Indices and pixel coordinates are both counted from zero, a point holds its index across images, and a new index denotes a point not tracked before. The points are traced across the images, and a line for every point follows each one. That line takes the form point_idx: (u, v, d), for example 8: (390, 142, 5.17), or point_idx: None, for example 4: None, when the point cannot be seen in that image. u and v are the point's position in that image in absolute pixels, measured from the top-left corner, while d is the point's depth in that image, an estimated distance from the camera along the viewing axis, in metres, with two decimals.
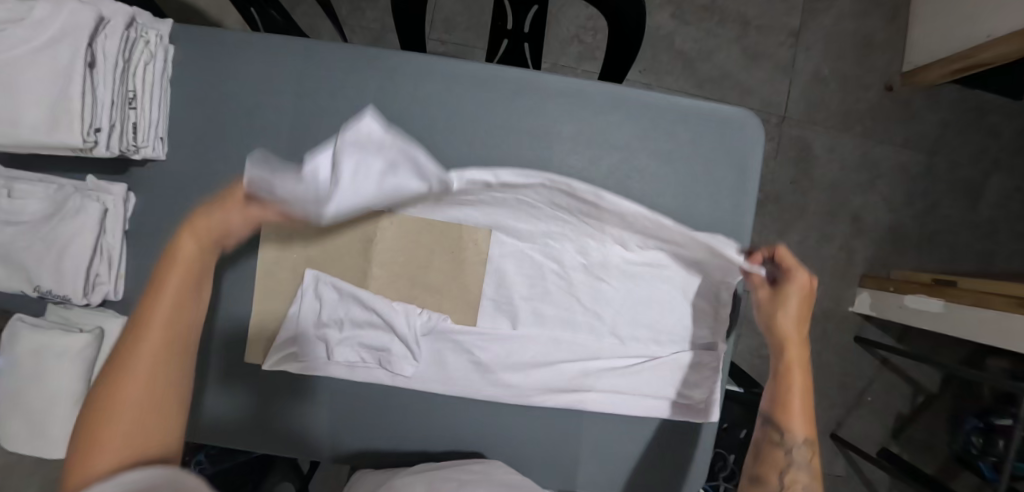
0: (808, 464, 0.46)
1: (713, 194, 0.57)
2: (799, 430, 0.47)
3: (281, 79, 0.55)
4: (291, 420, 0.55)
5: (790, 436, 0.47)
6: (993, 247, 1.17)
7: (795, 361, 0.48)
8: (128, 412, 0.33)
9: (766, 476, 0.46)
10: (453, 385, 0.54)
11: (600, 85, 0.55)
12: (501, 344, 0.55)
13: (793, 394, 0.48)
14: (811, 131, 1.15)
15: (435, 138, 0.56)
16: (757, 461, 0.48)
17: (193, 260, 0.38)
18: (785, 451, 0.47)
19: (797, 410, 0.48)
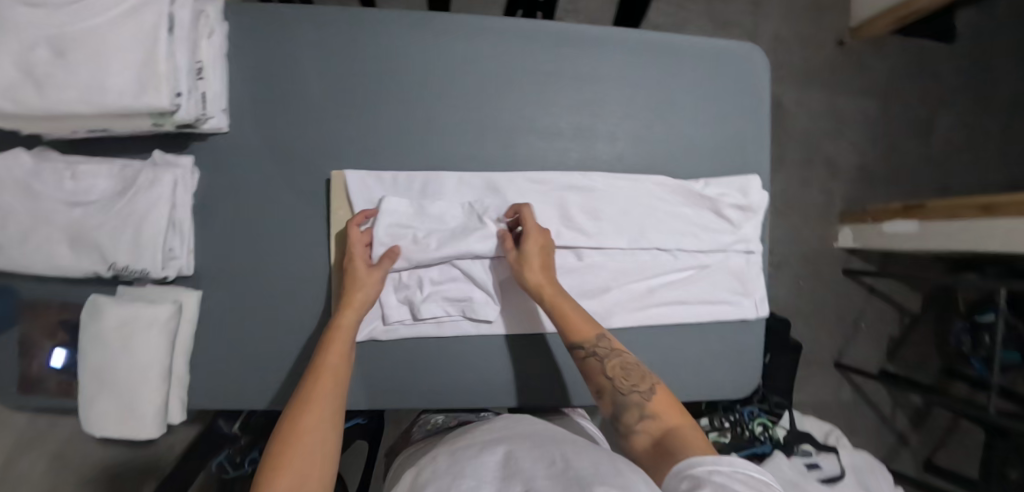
0: (616, 351, 0.51)
1: (736, 120, 0.64)
2: (588, 332, 0.51)
3: (332, 47, 0.57)
4: (384, 379, 0.57)
5: (587, 342, 0.51)
6: (947, 175, 1.32)
7: (547, 285, 0.53)
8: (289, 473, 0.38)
9: (601, 385, 0.50)
10: (534, 323, 0.58)
11: (629, 31, 0.61)
12: (573, 277, 0.59)
13: (566, 306, 0.52)
14: (780, 87, 1.27)
15: (485, 91, 0.59)
16: (591, 380, 0.51)
17: (338, 365, 0.48)
18: (597, 356, 0.50)
19: (581, 321, 0.52)
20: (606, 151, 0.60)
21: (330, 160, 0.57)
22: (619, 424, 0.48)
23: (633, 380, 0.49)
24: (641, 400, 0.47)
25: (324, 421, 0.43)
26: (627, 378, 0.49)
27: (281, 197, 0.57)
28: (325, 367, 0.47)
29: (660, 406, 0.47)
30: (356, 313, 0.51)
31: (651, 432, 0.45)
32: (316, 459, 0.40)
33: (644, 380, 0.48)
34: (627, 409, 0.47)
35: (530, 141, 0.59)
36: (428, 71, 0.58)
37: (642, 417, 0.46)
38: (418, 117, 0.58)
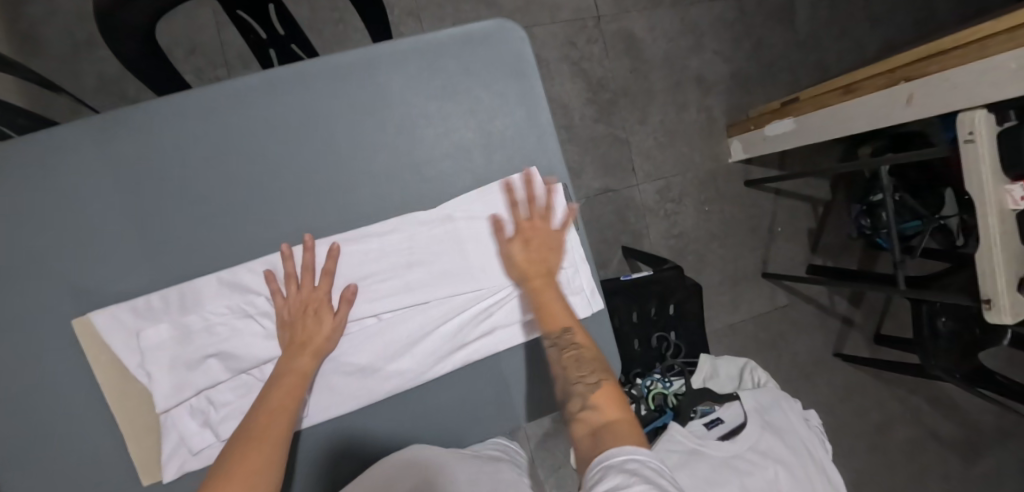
0: (575, 344, 0.53)
1: (506, 112, 0.58)
2: (558, 322, 0.54)
3: (26, 185, 0.50)
4: None
5: (552, 332, 0.54)
6: (821, 55, 1.28)
7: (537, 281, 0.57)
8: None
9: (557, 373, 0.54)
10: (351, 400, 0.54)
11: (351, 53, 0.54)
12: (377, 340, 0.55)
13: (544, 299, 0.56)
14: (628, 19, 1.19)
15: (215, 174, 0.53)
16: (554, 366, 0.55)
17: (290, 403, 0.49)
18: (557, 345, 0.54)
19: (556, 313, 0.55)
20: (372, 195, 0.55)
21: (75, 305, 0.52)
22: (569, 412, 0.52)
23: (584, 371, 0.52)
24: (586, 391, 0.50)
25: (262, 464, 0.44)
26: (579, 370, 0.52)
27: (37, 364, 0.51)
28: (274, 409, 0.48)
29: (601, 397, 0.49)
30: (314, 356, 0.51)
31: (586, 422, 0.48)
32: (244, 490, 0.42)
33: (592, 373, 0.51)
34: (574, 399, 0.51)
35: (286, 213, 0.54)
36: (144, 175, 0.52)
37: (583, 407, 0.50)
38: (153, 229, 0.52)
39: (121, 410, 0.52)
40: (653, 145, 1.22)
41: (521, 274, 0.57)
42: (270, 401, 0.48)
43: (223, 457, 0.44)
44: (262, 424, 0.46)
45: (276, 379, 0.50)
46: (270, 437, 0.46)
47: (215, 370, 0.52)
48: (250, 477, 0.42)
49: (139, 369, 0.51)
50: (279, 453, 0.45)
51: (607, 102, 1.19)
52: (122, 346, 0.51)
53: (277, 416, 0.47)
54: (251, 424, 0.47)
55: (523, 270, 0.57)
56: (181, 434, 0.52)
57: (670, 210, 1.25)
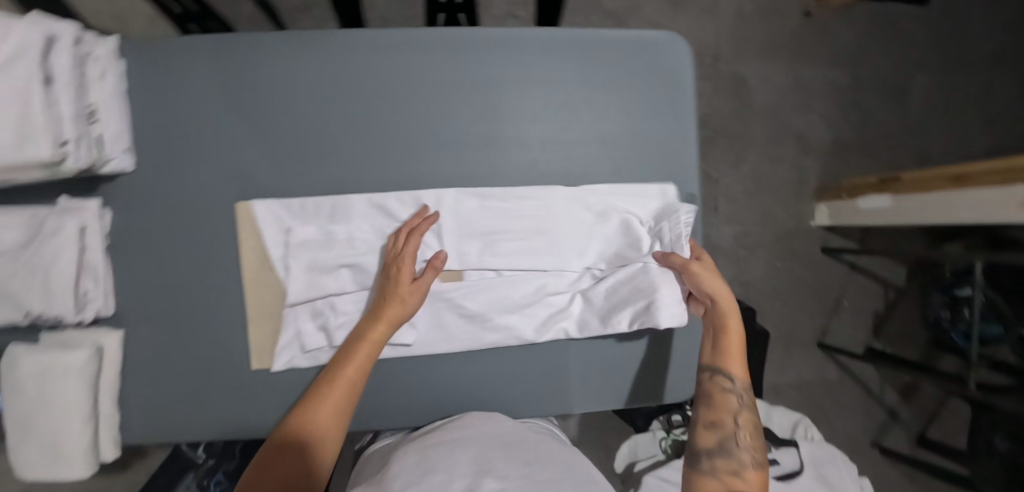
0: (751, 407, 0.51)
1: (656, 115, 0.61)
2: (746, 371, 0.52)
3: (227, 77, 0.57)
4: None
5: (735, 377, 0.52)
6: (927, 142, 1.27)
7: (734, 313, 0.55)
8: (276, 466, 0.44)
9: (719, 420, 0.50)
10: (454, 342, 0.58)
11: (535, 32, 0.59)
12: (488, 293, 0.59)
13: (734, 330, 0.54)
14: (744, 65, 1.22)
15: (386, 107, 0.57)
16: (710, 411, 0.51)
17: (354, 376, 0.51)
18: (736, 395, 0.51)
19: (737, 356, 0.53)
20: (520, 160, 0.59)
21: (239, 192, 0.58)
22: (708, 464, 0.47)
23: (742, 436, 0.49)
24: (749, 460, 0.47)
25: (323, 432, 0.47)
26: (749, 436, 0.49)
27: (195, 234, 0.58)
28: (337, 378, 0.50)
29: (758, 474, 0.46)
30: (389, 326, 0.53)
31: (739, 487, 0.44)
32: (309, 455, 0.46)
33: (759, 451, 0.48)
34: (728, 458, 0.47)
35: (439, 157, 0.58)
36: (327, 93, 0.57)
37: (736, 471, 0.46)
38: (322, 142, 0.57)
39: (252, 294, 0.57)
40: (739, 189, 1.23)
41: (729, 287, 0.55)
42: (339, 372, 0.51)
43: (291, 414, 0.48)
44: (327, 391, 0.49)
45: (348, 349, 0.52)
46: (328, 407, 0.48)
47: (343, 282, 0.58)
48: (310, 442, 0.46)
49: (281, 261, 0.57)
50: (338, 425, 0.49)
51: (705, 137, 1.21)
52: (273, 237, 0.56)
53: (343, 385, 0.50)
54: (318, 388, 0.50)
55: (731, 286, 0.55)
56: (298, 330, 0.57)
57: (741, 256, 1.25)
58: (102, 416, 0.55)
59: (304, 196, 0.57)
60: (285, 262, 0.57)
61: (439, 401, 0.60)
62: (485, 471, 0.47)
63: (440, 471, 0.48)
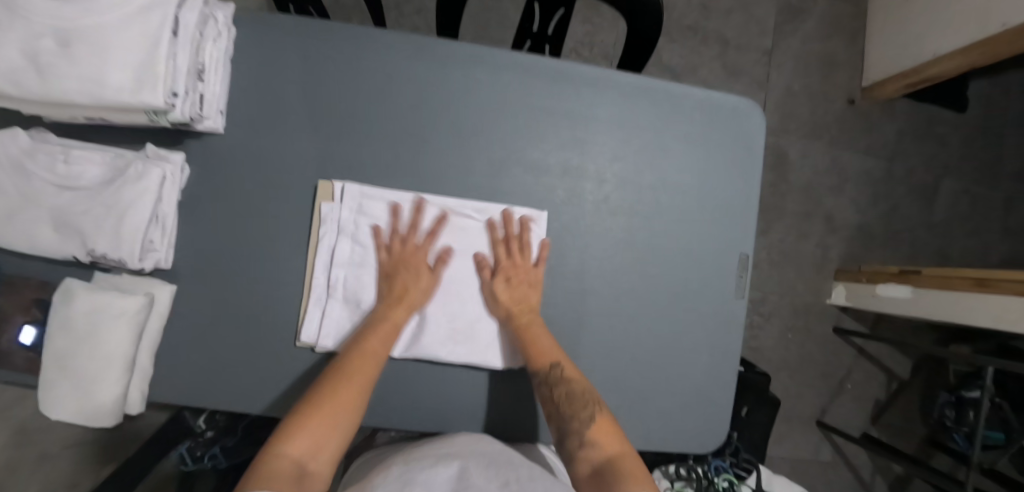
0: (568, 379, 0.54)
1: (725, 174, 0.64)
2: (546, 359, 0.55)
3: (330, 62, 0.58)
4: None
5: (542, 368, 0.55)
6: (948, 244, 1.31)
7: (525, 318, 0.58)
8: (305, 439, 0.45)
9: (550, 412, 0.54)
10: (481, 352, 0.59)
11: (628, 77, 0.61)
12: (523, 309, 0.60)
13: (532, 333, 0.57)
14: (786, 139, 1.27)
15: (476, 121, 0.59)
16: (543, 403, 0.55)
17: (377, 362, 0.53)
18: (547, 382, 0.54)
19: (544, 346, 0.56)
20: (592, 193, 0.61)
21: (319, 174, 0.58)
22: (565, 450, 0.52)
23: (577, 407, 0.53)
24: (583, 429, 0.51)
25: (347, 409, 0.49)
26: (573, 407, 0.53)
27: (264, 207, 0.58)
28: (360, 365, 0.52)
29: (598, 430, 0.51)
30: (405, 313, 0.56)
31: (589, 461, 0.50)
32: (335, 431, 0.47)
33: (587, 407, 0.53)
34: (572, 438, 0.52)
35: (517, 177, 0.60)
36: (423, 97, 0.59)
37: (582, 445, 0.51)
38: (407, 142, 0.59)
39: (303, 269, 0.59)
40: (764, 257, 1.27)
41: (504, 310, 0.58)
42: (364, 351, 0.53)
43: (315, 390, 0.49)
44: (354, 368, 0.51)
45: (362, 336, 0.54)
46: (353, 388, 0.50)
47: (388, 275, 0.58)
48: (338, 418, 0.48)
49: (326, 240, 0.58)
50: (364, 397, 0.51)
51: None
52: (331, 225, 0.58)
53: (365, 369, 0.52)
54: (343, 367, 0.51)
55: (503, 305, 0.58)
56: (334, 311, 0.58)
57: (755, 321, 1.27)
58: (139, 366, 0.55)
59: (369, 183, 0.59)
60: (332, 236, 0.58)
61: (477, 416, 0.62)
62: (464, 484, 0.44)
63: (419, 484, 0.44)
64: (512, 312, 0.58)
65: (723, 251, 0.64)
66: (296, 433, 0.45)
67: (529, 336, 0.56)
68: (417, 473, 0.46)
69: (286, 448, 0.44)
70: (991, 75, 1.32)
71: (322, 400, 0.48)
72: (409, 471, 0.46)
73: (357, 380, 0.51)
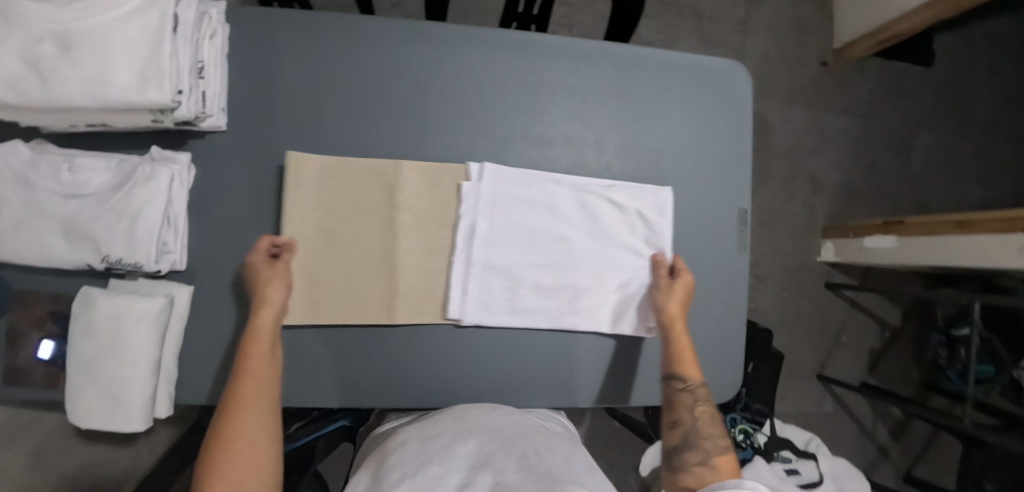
0: (709, 402, 0.57)
1: (718, 134, 0.66)
2: (696, 374, 0.57)
3: (326, 54, 0.58)
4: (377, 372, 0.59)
5: (690, 380, 0.57)
6: (926, 193, 1.37)
7: (683, 332, 0.59)
8: (222, 478, 0.41)
9: (680, 418, 0.55)
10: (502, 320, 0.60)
11: (618, 47, 0.63)
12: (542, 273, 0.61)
13: (683, 343, 0.58)
14: (766, 105, 1.31)
15: (475, 100, 0.60)
16: (672, 409, 0.56)
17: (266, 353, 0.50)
18: (691, 394, 0.56)
19: (689, 362, 0.58)
20: (593, 162, 0.63)
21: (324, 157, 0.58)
22: (676, 459, 0.53)
23: (714, 430, 0.54)
24: (710, 449, 0.52)
25: (258, 423, 0.45)
26: (709, 427, 0.54)
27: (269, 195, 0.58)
28: (245, 384, 0.47)
29: (727, 459, 0.52)
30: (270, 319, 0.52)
31: (703, 478, 0.50)
32: (251, 447, 0.44)
33: (722, 438, 0.54)
34: (692, 450, 0.52)
35: (520, 151, 0.61)
36: (422, 80, 0.60)
37: (704, 461, 0.51)
38: (410, 126, 0.60)
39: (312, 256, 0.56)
40: (755, 221, 1.30)
41: (670, 324, 0.59)
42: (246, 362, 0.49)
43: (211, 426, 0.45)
44: (243, 387, 0.47)
45: (246, 338, 0.51)
46: (250, 401, 0.46)
47: (440, 250, 0.59)
48: (244, 437, 0.44)
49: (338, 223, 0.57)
50: (271, 403, 0.48)
51: None
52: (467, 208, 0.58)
53: (258, 370, 0.49)
54: (236, 379, 0.48)
55: (670, 318, 0.59)
56: (384, 292, 0.57)
57: (751, 284, 1.31)
58: (164, 368, 0.55)
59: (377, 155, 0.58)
60: (473, 216, 0.59)
61: (502, 388, 0.62)
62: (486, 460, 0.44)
63: (438, 462, 0.43)
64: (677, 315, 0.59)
65: (722, 207, 0.66)
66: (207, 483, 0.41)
67: (687, 351, 0.58)
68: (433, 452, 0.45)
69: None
70: (953, 29, 1.37)
71: (224, 430, 0.44)
72: (420, 449, 0.45)
73: (251, 396, 0.47)
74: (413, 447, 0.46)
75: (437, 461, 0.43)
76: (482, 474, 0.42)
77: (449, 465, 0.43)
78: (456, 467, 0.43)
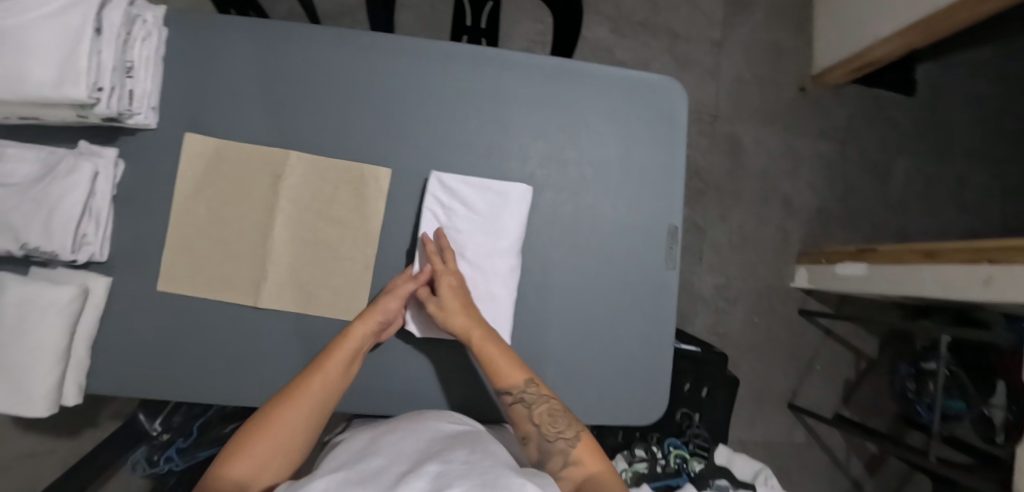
0: (543, 398, 0.55)
1: (648, 150, 0.66)
2: (517, 377, 0.55)
3: (257, 56, 0.60)
4: (286, 373, 0.59)
5: (515, 388, 0.55)
6: (905, 220, 1.34)
7: (481, 337, 0.56)
8: (243, 459, 0.47)
9: (527, 431, 0.55)
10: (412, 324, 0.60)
11: (548, 60, 0.63)
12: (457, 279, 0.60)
13: (489, 353, 0.55)
14: (740, 127, 1.31)
15: (402, 107, 0.61)
16: (519, 424, 0.55)
17: (331, 372, 0.53)
18: (523, 403, 0.55)
19: (506, 368, 0.55)
20: (518, 172, 0.63)
21: (245, 156, 0.58)
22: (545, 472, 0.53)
23: (560, 426, 0.54)
24: (566, 448, 0.52)
25: (303, 415, 0.51)
26: (553, 425, 0.54)
27: (184, 190, 0.58)
28: (320, 376, 0.53)
29: (583, 447, 0.52)
30: (366, 332, 0.55)
31: (569, 479, 0.50)
32: (286, 436, 0.50)
33: (568, 428, 0.54)
34: (552, 456, 0.52)
35: (445, 160, 0.62)
36: (350, 85, 0.61)
37: (565, 464, 0.51)
38: (336, 130, 0.60)
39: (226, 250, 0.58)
40: (726, 243, 1.29)
41: (460, 333, 0.55)
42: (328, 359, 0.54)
43: (275, 398, 0.52)
44: (308, 379, 0.52)
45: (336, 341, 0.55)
46: (309, 398, 0.52)
47: (354, 252, 0.59)
48: (286, 427, 0.50)
49: (256, 222, 0.58)
50: (326, 399, 0.53)
51: (697, 189, 1.28)
52: (429, 211, 0.60)
53: (326, 367, 0.53)
54: (311, 368, 0.53)
55: (459, 325, 0.56)
56: (295, 291, 0.58)
57: (720, 307, 1.29)
58: (75, 357, 0.55)
59: (296, 156, 0.59)
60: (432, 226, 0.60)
61: (415, 395, 0.62)
62: (428, 455, 0.41)
63: (378, 456, 0.42)
64: (466, 331, 0.55)
65: (651, 222, 0.66)
66: (228, 459, 0.47)
67: (495, 358, 0.55)
68: (382, 446, 0.44)
69: (228, 470, 0.47)
70: (935, 56, 1.36)
71: (270, 414, 0.50)
72: (370, 445, 0.45)
73: (312, 388, 0.52)
74: (363, 444, 0.46)
75: (382, 455, 0.42)
76: (426, 458, 0.41)
77: (394, 456, 0.42)
78: (401, 456, 0.42)
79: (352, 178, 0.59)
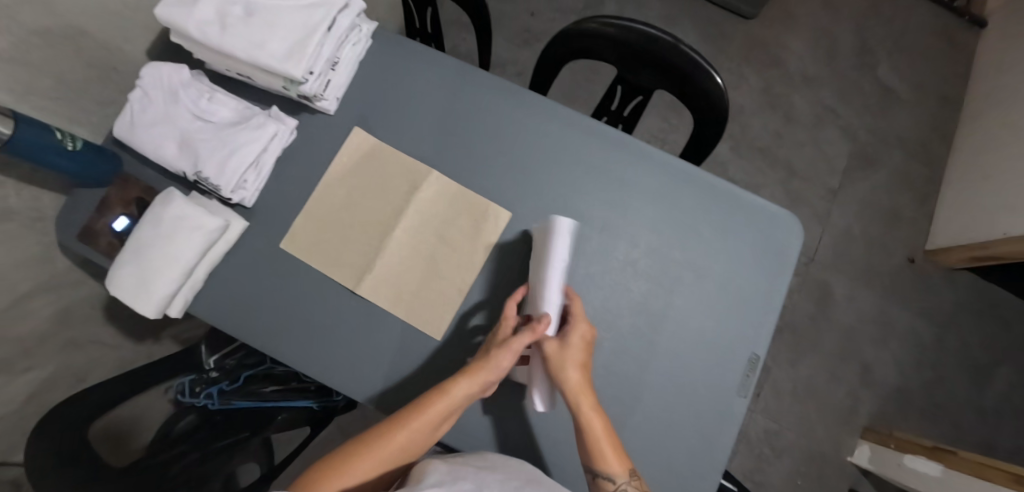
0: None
1: (751, 274, 0.66)
2: (618, 463, 0.52)
3: (433, 85, 0.68)
4: (349, 361, 0.61)
5: (614, 474, 0.51)
6: (998, 435, 1.19)
7: (592, 412, 0.53)
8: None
9: None
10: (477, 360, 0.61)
11: (679, 163, 0.67)
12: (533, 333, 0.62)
13: (596, 432, 0.52)
14: (835, 277, 1.26)
15: (538, 163, 0.66)
16: None
17: (419, 429, 0.50)
18: (618, 491, 0.51)
19: (608, 453, 0.52)
20: (620, 254, 0.65)
21: (392, 161, 0.65)
22: None
23: None
24: None
25: (381, 465, 0.49)
26: None
27: (333, 172, 0.65)
28: (409, 429, 0.50)
29: None
30: (467, 395, 0.52)
31: None
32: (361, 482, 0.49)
33: None
34: None
35: (559, 221, 0.65)
36: (500, 131, 0.67)
37: None
38: (475, 164, 0.66)
39: (347, 236, 0.64)
40: (788, 389, 1.21)
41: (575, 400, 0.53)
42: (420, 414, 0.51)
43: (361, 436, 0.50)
44: (398, 429, 0.50)
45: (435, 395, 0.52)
46: (392, 450, 0.50)
47: (451, 275, 0.63)
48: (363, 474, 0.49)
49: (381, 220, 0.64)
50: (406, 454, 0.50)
51: None
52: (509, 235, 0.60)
53: (419, 424, 0.50)
54: (406, 418, 0.51)
55: (574, 392, 0.53)
56: (388, 291, 0.62)
57: (764, 454, 1.19)
58: (192, 278, 0.61)
59: (433, 176, 0.65)
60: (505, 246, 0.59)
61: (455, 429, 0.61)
62: None
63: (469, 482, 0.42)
64: (580, 400, 0.53)
65: (734, 344, 0.65)
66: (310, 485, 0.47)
67: (598, 438, 0.52)
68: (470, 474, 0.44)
69: None
70: None
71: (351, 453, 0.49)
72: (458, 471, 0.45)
73: (400, 440, 0.50)
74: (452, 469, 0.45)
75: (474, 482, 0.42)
76: None
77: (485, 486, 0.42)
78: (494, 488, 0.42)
79: (473, 210, 0.64)
